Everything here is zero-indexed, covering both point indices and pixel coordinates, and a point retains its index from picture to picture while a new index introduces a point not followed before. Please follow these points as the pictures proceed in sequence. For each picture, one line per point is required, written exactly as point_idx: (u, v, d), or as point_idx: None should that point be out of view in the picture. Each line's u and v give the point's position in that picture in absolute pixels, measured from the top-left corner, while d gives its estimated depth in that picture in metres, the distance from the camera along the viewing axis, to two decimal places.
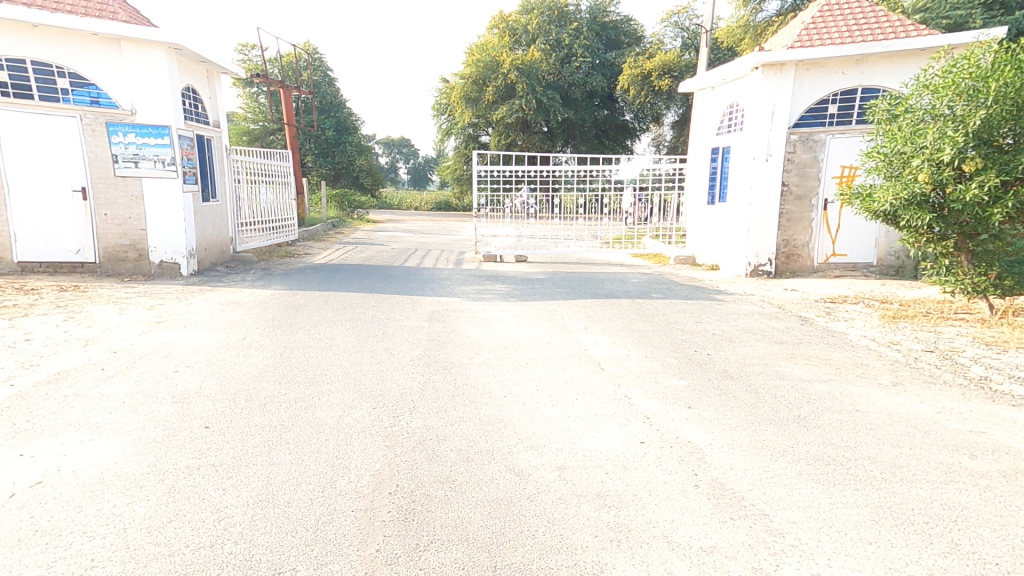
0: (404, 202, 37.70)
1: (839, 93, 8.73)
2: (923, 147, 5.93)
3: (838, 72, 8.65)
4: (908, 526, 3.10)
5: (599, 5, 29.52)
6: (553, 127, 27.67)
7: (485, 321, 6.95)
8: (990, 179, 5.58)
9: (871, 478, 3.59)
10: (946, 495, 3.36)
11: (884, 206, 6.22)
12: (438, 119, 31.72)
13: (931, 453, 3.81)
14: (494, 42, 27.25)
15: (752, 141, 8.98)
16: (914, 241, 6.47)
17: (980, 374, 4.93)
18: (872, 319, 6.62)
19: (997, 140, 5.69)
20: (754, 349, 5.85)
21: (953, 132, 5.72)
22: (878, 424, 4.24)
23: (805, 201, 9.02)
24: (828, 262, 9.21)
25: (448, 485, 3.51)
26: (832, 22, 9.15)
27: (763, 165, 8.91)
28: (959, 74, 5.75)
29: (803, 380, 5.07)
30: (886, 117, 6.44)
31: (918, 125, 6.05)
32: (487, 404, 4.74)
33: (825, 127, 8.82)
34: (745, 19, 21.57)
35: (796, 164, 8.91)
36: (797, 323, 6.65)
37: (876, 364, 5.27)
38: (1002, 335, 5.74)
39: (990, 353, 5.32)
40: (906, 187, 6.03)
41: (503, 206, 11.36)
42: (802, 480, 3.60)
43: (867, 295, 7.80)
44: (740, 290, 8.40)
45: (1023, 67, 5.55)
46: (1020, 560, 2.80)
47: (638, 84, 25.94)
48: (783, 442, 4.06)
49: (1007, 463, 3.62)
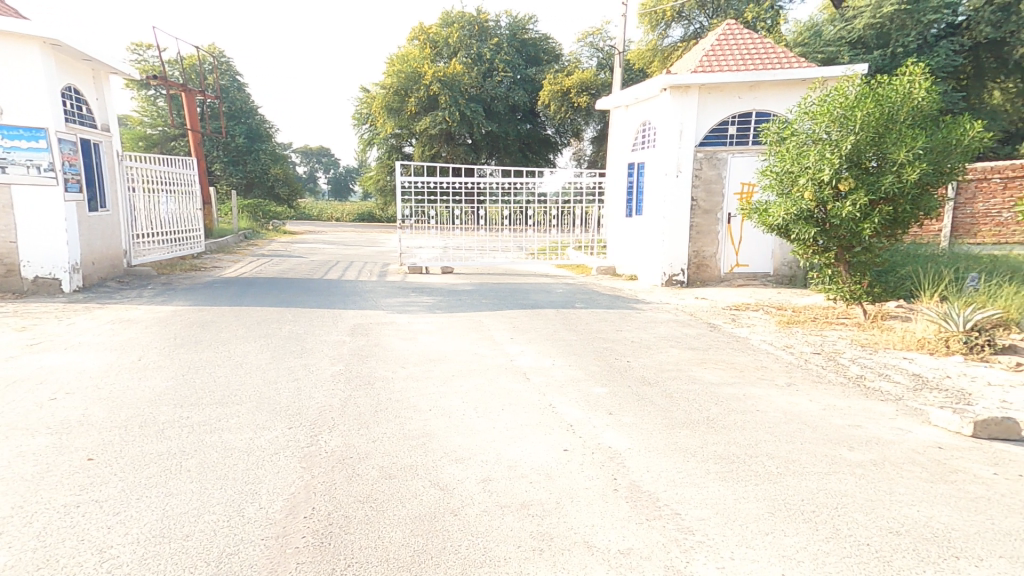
0: (325, 214, 37.14)
1: (737, 116, 9.42)
2: (807, 167, 6.51)
3: (736, 97, 9.34)
4: (799, 515, 3.35)
5: (517, 22, 30.14)
6: (477, 139, 27.87)
7: (410, 334, 6.83)
8: (861, 199, 6.24)
9: (769, 472, 3.86)
10: (831, 485, 3.66)
11: (777, 220, 6.77)
12: (359, 128, 31.09)
13: (819, 447, 4.15)
14: (415, 53, 27.13)
15: (664, 158, 9.53)
16: (803, 252, 7.05)
17: (857, 372, 5.44)
18: (770, 325, 7.17)
19: (864, 163, 6.33)
20: (669, 355, 6.14)
21: (830, 155, 6.32)
22: (775, 423, 4.56)
23: (712, 215, 9.64)
24: (733, 271, 9.84)
25: (368, 504, 3.40)
26: (728, 51, 9.89)
27: (675, 180, 9.46)
28: (833, 103, 6.36)
29: (712, 383, 5.37)
30: (776, 139, 7.02)
31: (802, 148, 6.64)
32: (411, 418, 4.65)
33: (727, 147, 9.47)
34: (653, 43, 23.04)
35: (703, 181, 9.52)
36: (707, 329, 7.06)
37: (773, 367, 5.69)
38: (875, 338, 6.37)
39: (865, 354, 5.90)
40: (795, 204, 6.61)
41: (427, 217, 11.26)
42: (710, 478, 3.80)
43: (767, 302, 8.43)
44: (656, 299, 8.82)
45: (882, 99, 6.23)
46: (888, 539, 3.09)
47: (558, 100, 26.76)
48: (694, 444, 4.28)
49: (878, 453, 3.97)
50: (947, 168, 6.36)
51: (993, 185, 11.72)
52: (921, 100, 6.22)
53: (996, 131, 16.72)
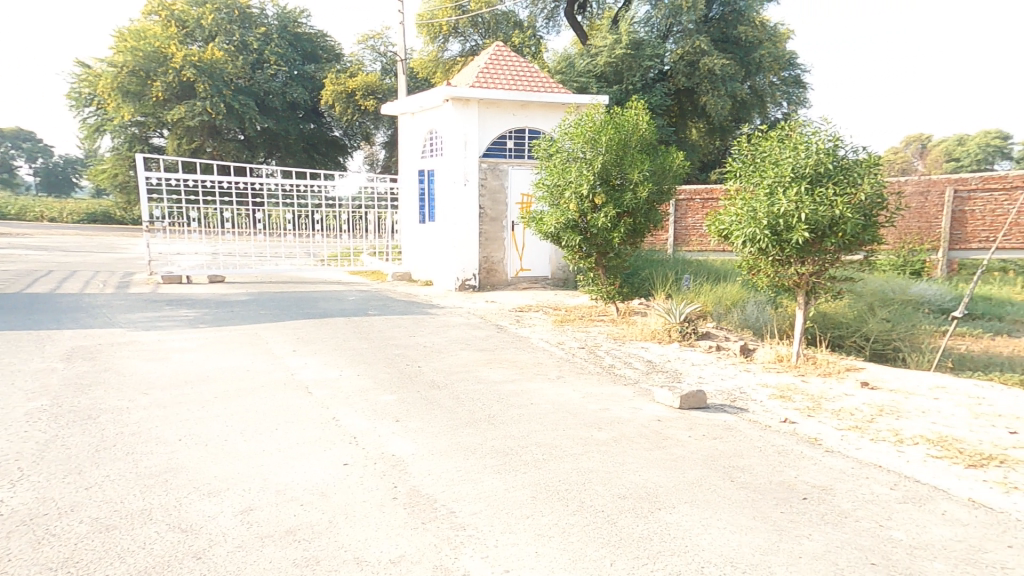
0: (36, 211, 30.03)
1: (514, 131, 10.28)
2: (570, 182, 7.37)
3: (510, 114, 10.18)
4: (557, 496, 3.68)
5: (288, 13, 28.04)
6: (250, 136, 25.71)
7: (159, 353, 5.89)
8: (610, 211, 7.29)
9: (535, 460, 4.18)
10: (584, 464, 4.11)
11: (549, 229, 7.55)
12: (82, 111, 25.91)
13: (577, 431, 4.65)
14: (157, 31, 23.96)
15: (451, 166, 9.97)
16: (572, 257, 7.95)
17: (609, 361, 6.29)
18: (547, 324, 7.94)
19: (612, 180, 7.38)
20: (459, 357, 6.36)
21: (586, 172, 7.25)
22: (545, 413, 4.99)
23: (498, 222, 10.34)
24: (518, 275, 10.69)
25: (70, 570, 2.76)
26: (501, 69, 10.60)
27: (463, 188, 9.97)
28: (586, 126, 7.32)
29: (496, 381, 5.70)
30: (545, 154, 7.79)
31: (565, 164, 7.49)
32: (153, 453, 3.96)
33: (507, 159, 10.26)
34: (434, 55, 24.35)
35: (489, 190, 10.17)
36: (495, 331, 7.51)
37: (547, 362, 6.28)
38: (625, 330, 7.43)
39: (615, 345, 6.85)
40: (563, 214, 7.44)
41: (186, 221, 9.93)
42: (486, 473, 3.97)
43: (546, 303, 9.31)
44: (450, 303, 9.13)
45: (619, 127, 7.35)
46: (619, 505, 3.55)
47: (342, 102, 26.11)
48: (474, 441, 4.45)
49: (618, 431, 4.58)
50: (665, 188, 7.71)
51: (699, 205, 13.98)
52: (644, 131, 7.46)
53: (692, 163, 19.65)
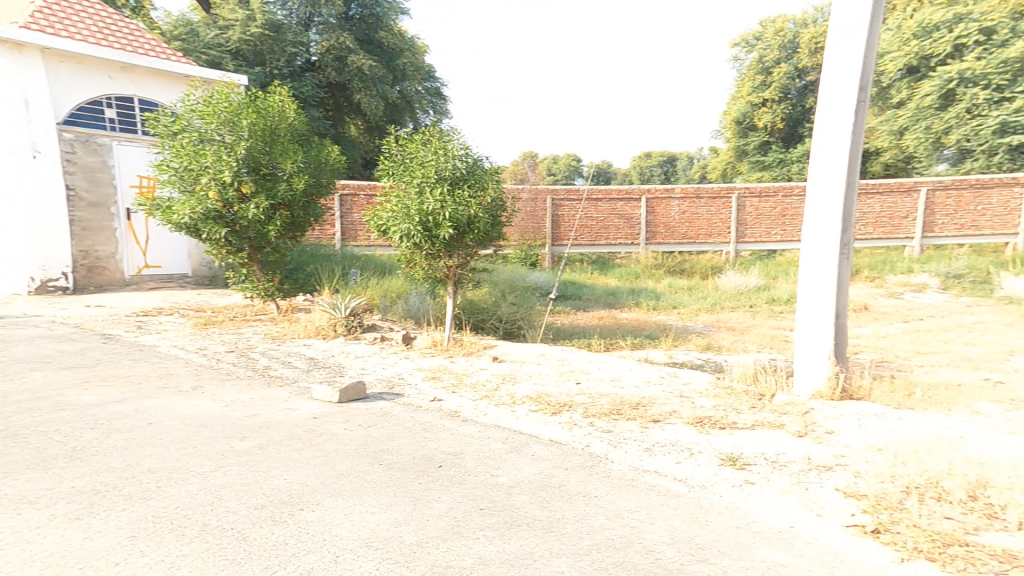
0: None
1: (114, 100, 9.36)
2: (206, 167, 6.56)
3: (106, 77, 9.23)
4: (168, 526, 2.96)
5: None
6: None
7: None
8: (260, 201, 6.73)
9: (142, 491, 3.31)
10: (214, 480, 3.48)
11: (181, 218, 6.55)
12: None
13: (211, 445, 3.95)
14: None
15: (8, 136, 8.28)
16: (218, 252, 7.02)
17: (264, 364, 5.70)
18: (184, 328, 6.81)
19: (262, 169, 6.90)
20: (30, 383, 4.74)
21: (225, 157, 6.56)
22: (166, 432, 4.10)
23: (101, 209, 9.18)
24: (140, 272, 9.73)
25: None
26: (82, 21, 9.33)
27: (32, 162, 8.43)
28: (220, 107, 6.67)
29: (94, 405, 4.42)
30: (166, 133, 6.85)
31: (198, 146, 6.66)
32: None
33: (107, 132, 9.26)
34: None
35: (79, 167, 8.92)
36: (96, 342, 6.09)
37: (179, 372, 5.27)
38: (284, 330, 6.90)
39: (274, 345, 6.30)
40: (199, 202, 6.54)
41: None
42: (57, 525, 2.91)
43: (184, 306, 7.95)
44: (27, 313, 7.30)
45: (262, 113, 6.91)
46: (253, 517, 3.09)
47: None
48: (40, 488, 3.26)
49: (263, 437, 4.11)
50: (323, 182, 7.63)
51: (362, 200, 14.06)
52: (294, 120, 7.31)
53: (351, 159, 20.10)
